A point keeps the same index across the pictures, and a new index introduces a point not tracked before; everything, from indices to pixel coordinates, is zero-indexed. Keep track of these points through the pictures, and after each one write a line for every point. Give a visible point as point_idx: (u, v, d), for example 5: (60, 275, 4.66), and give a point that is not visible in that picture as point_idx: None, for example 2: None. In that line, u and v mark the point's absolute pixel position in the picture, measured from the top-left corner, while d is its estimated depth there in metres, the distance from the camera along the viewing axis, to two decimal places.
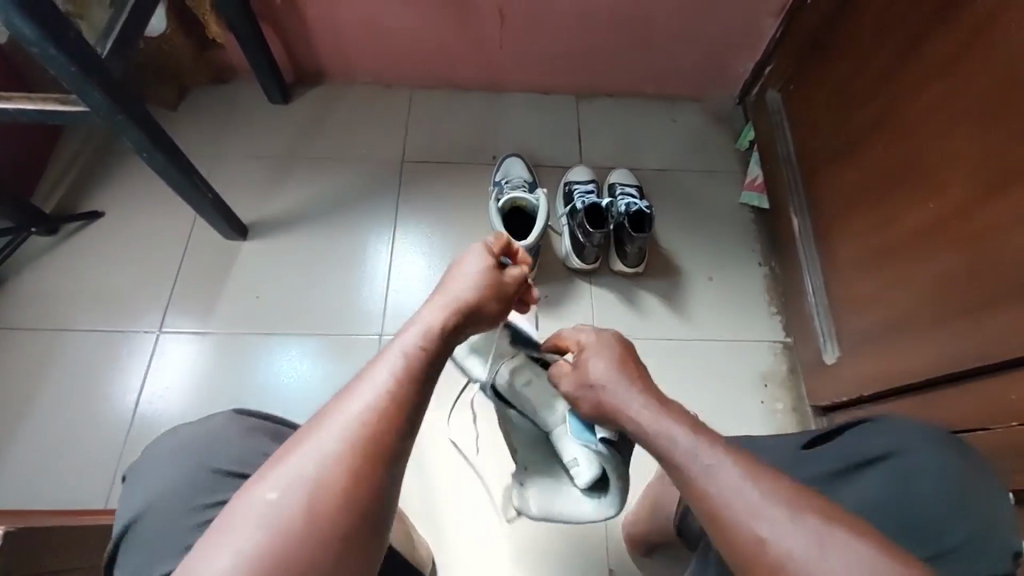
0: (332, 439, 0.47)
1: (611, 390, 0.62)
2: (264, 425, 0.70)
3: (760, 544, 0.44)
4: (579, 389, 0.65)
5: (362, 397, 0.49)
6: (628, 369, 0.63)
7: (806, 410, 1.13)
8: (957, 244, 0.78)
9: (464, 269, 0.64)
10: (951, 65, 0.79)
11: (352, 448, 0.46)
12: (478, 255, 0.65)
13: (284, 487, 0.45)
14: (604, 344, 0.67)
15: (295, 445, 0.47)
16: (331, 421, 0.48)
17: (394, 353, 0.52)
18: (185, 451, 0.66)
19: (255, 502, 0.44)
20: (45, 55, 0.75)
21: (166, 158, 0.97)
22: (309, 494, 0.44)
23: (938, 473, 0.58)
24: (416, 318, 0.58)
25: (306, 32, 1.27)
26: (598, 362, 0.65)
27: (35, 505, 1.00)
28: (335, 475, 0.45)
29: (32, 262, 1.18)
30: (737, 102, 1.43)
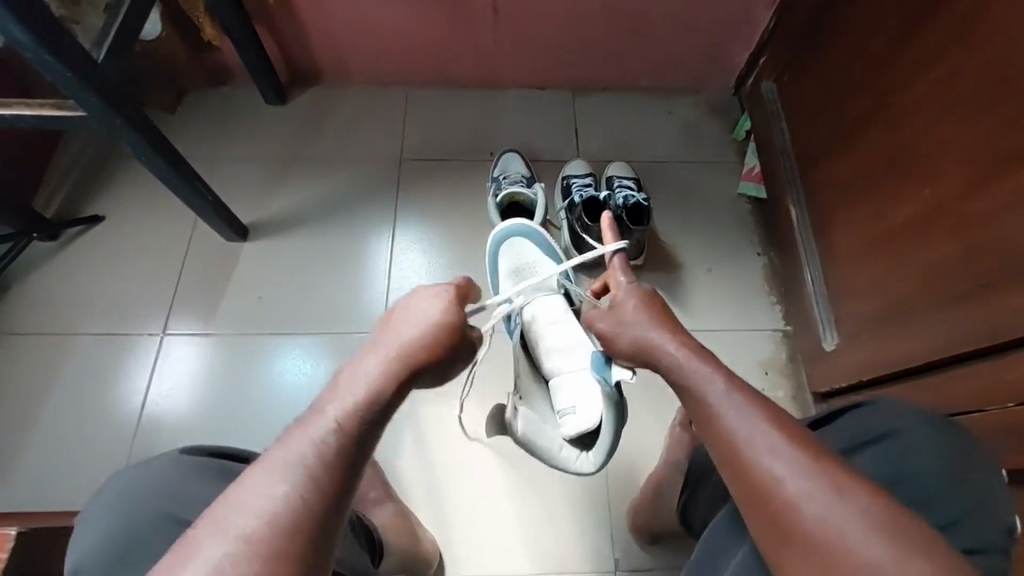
0: (295, 470, 0.46)
1: (643, 332, 0.61)
2: (210, 462, 0.68)
3: (768, 514, 0.45)
4: (611, 326, 0.65)
5: (318, 428, 0.49)
6: (656, 313, 0.63)
7: (806, 397, 1.14)
8: (952, 230, 0.78)
9: (415, 312, 0.57)
10: (944, 51, 0.79)
11: (312, 483, 0.46)
12: (429, 299, 0.58)
13: (248, 519, 0.44)
14: (636, 291, 0.65)
15: (259, 472, 0.46)
16: (260, 483, 0.46)
17: (331, 414, 0.49)
18: (126, 498, 0.64)
19: (218, 530, 0.44)
20: (40, 60, 0.75)
21: (164, 161, 0.97)
22: (270, 526, 0.44)
23: (935, 453, 0.59)
24: (355, 372, 0.53)
25: (302, 33, 1.27)
26: (629, 303, 0.64)
27: (42, 508, 1.01)
28: (296, 509, 0.45)
29: (35, 267, 1.19)
30: (733, 93, 1.43)
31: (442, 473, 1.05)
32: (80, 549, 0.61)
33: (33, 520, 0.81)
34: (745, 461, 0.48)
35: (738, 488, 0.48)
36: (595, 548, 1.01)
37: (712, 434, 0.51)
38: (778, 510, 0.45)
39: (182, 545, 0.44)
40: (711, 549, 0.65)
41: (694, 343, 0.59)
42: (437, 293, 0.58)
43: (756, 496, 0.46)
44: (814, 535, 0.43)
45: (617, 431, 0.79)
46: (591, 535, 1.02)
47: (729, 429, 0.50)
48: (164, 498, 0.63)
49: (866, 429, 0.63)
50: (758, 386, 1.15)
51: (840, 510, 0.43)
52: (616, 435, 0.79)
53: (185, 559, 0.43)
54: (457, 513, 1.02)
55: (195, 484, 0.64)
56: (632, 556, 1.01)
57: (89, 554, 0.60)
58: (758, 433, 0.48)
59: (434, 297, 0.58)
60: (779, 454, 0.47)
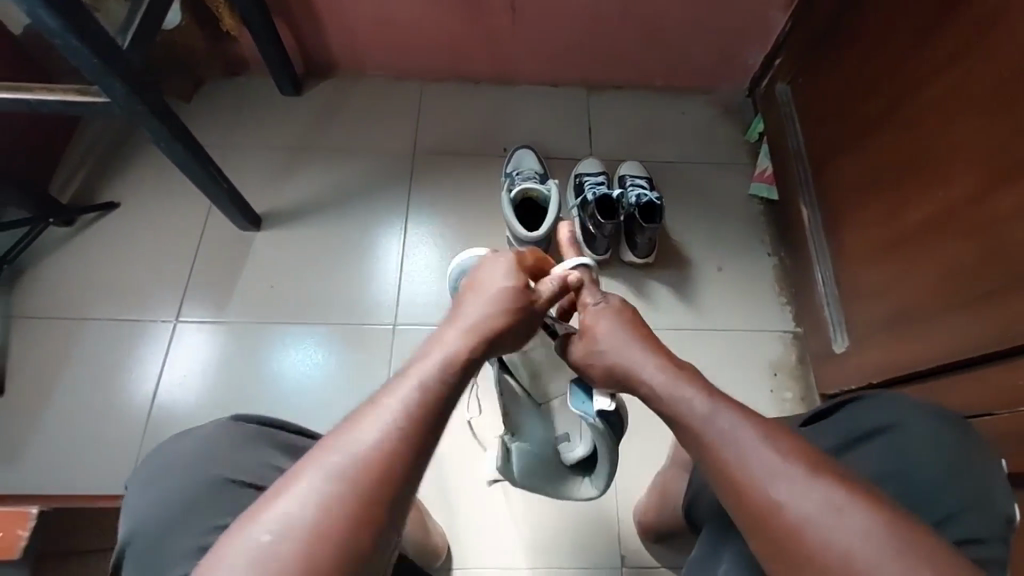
0: (391, 417, 0.47)
1: (622, 350, 0.62)
2: (265, 431, 0.68)
3: (771, 523, 0.45)
4: (588, 351, 0.65)
5: (414, 378, 0.50)
6: (632, 328, 0.64)
7: (814, 399, 1.15)
8: (965, 235, 0.79)
9: (491, 286, 0.61)
10: (959, 58, 0.80)
11: (404, 430, 0.46)
12: (505, 273, 0.63)
13: (344, 461, 0.44)
14: (610, 309, 0.67)
15: (356, 419, 0.47)
16: (348, 436, 0.46)
17: (422, 368, 0.51)
18: (186, 464, 0.64)
19: (316, 468, 0.44)
20: (68, 46, 0.76)
21: (184, 149, 0.98)
22: (364, 469, 0.44)
23: (950, 455, 0.59)
24: (440, 338, 0.56)
25: (319, 25, 1.28)
26: (603, 321, 0.66)
27: (54, 489, 1.02)
28: (389, 456, 0.45)
29: (50, 252, 1.20)
30: (746, 95, 1.44)
31: (452, 465, 1.06)
32: (141, 512, 0.61)
33: (49, 500, 0.82)
34: (744, 483, 0.47)
35: (733, 506, 0.48)
36: (601, 545, 1.02)
37: (707, 452, 0.50)
38: (779, 531, 0.45)
39: (277, 485, 0.44)
40: (717, 545, 0.65)
41: (675, 364, 0.58)
42: (506, 269, 0.64)
43: (753, 510, 0.46)
44: (818, 555, 0.43)
45: (612, 461, 0.75)
46: (596, 534, 1.02)
47: (744, 425, 0.50)
48: (224, 467, 0.63)
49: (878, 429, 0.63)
50: (766, 387, 1.15)
51: (857, 509, 0.43)
52: (612, 464, 0.75)
53: (281, 495, 0.43)
54: (466, 506, 1.03)
55: (255, 456, 0.65)
56: (639, 554, 1.01)
57: (152, 516, 0.61)
58: (754, 451, 0.48)
59: (501, 268, 0.64)
60: (781, 475, 0.46)
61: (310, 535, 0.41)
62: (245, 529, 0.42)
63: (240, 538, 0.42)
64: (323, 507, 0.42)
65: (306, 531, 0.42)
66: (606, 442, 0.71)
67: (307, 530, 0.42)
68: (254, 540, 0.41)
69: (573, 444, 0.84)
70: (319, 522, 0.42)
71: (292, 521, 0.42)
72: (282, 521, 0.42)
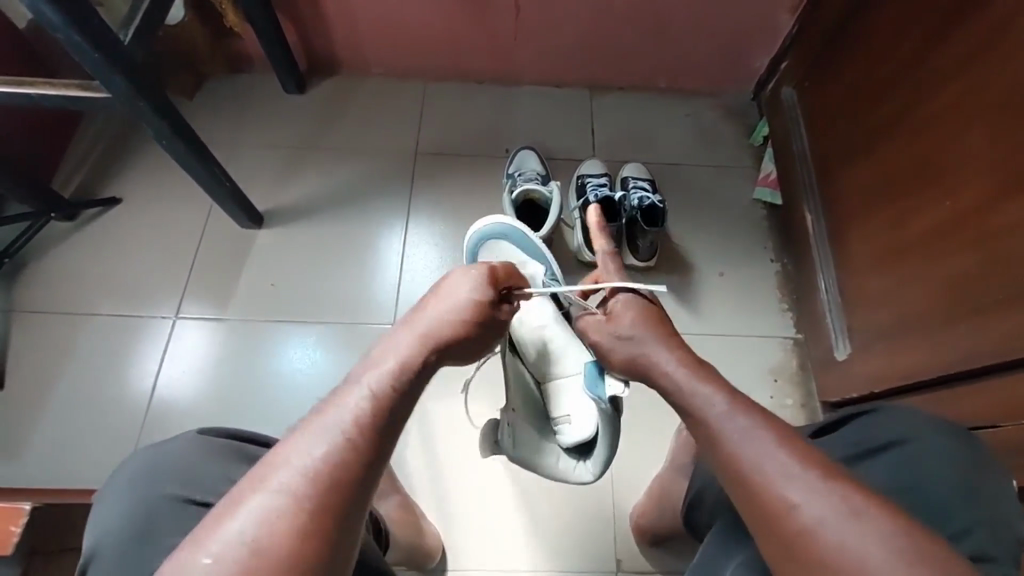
0: (335, 430, 0.46)
1: (635, 342, 0.61)
2: (232, 445, 0.68)
3: (786, 531, 0.43)
4: (608, 339, 0.64)
5: (360, 391, 0.49)
6: (654, 326, 0.62)
7: (815, 406, 1.13)
8: (972, 243, 0.77)
9: (449, 298, 0.56)
10: (968, 64, 0.79)
11: (352, 444, 0.46)
12: (466, 280, 0.57)
13: (290, 475, 0.44)
14: (632, 303, 0.64)
15: (300, 431, 0.47)
16: (287, 452, 0.45)
17: (365, 389, 0.49)
18: (144, 481, 0.64)
19: (260, 488, 0.43)
20: (70, 41, 0.76)
21: (184, 145, 0.98)
22: (308, 482, 0.44)
23: (952, 467, 0.58)
24: (387, 349, 0.53)
25: (322, 23, 1.27)
26: (627, 316, 0.63)
27: (48, 484, 1.02)
28: (334, 469, 0.44)
29: (52, 246, 1.20)
30: (752, 98, 1.43)
31: (449, 466, 1.05)
32: (100, 529, 0.61)
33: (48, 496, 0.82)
34: (755, 486, 0.46)
35: (743, 503, 0.47)
36: (598, 548, 1.01)
37: (719, 452, 0.50)
38: (788, 535, 0.43)
39: (222, 504, 0.44)
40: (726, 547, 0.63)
41: (691, 362, 0.58)
42: (473, 279, 0.57)
43: (770, 514, 0.44)
44: (831, 558, 0.41)
45: (612, 444, 0.74)
46: (593, 536, 1.02)
47: (746, 433, 0.49)
48: (180, 483, 0.63)
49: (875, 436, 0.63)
50: (767, 394, 1.14)
51: (866, 523, 0.42)
52: (609, 451, 0.74)
53: (226, 514, 0.43)
54: (460, 509, 1.02)
55: (217, 470, 0.64)
56: (636, 559, 1.01)
57: (107, 535, 0.61)
58: (766, 457, 0.46)
59: (465, 274, 0.58)
60: (793, 475, 0.45)
61: (255, 553, 0.41)
62: (191, 553, 0.41)
63: (186, 561, 0.41)
64: (267, 522, 0.42)
65: (252, 549, 0.41)
66: (607, 426, 0.73)
67: (251, 546, 0.41)
68: (201, 561, 0.41)
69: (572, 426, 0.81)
70: (264, 538, 0.41)
71: (238, 539, 0.41)
72: (226, 540, 0.41)
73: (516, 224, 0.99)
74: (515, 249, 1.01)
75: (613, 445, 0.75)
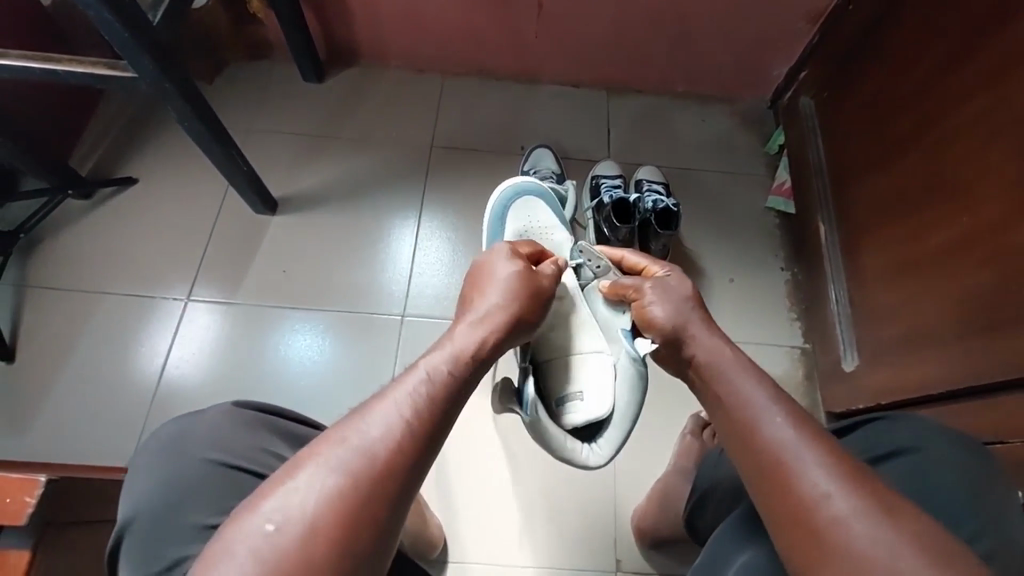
0: (395, 413, 0.47)
1: (683, 308, 0.62)
2: (263, 417, 0.70)
3: (800, 535, 0.44)
4: (657, 296, 0.64)
5: (419, 373, 0.51)
6: (694, 305, 0.62)
7: (819, 416, 1.14)
8: (986, 261, 0.78)
9: (494, 281, 0.62)
10: (989, 84, 0.79)
11: (410, 427, 0.47)
12: (505, 261, 0.64)
13: (348, 454, 0.45)
14: (680, 278, 0.66)
15: (364, 413, 0.48)
16: (350, 433, 0.46)
17: (419, 375, 0.51)
18: (180, 449, 0.65)
19: (319, 463, 0.45)
20: (101, 19, 0.77)
21: (205, 127, 0.98)
22: (365, 462, 0.45)
23: (964, 478, 0.58)
24: (448, 336, 0.56)
25: (345, 14, 1.28)
26: (680, 284, 0.65)
27: (60, 458, 1.03)
28: (392, 453, 0.46)
29: (69, 223, 1.21)
30: (768, 106, 1.43)
31: (456, 456, 1.06)
32: (136, 495, 0.62)
33: (57, 470, 0.82)
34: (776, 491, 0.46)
35: (764, 500, 0.47)
36: (599, 546, 1.02)
37: (742, 452, 0.50)
38: (816, 529, 0.43)
39: (282, 470, 0.45)
40: (738, 542, 0.60)
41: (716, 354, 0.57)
42: (506, 257, 0.65)
43: (782, 514, 0.45)
44: (846, 565, 0.41)
45: (635, 415, 0.73)
46: (595, 538, 1.02)
47: (764, 432, 0.49)
48: (220, 450, 0.65)
49: (885, 445, 0.63)
50: None
51: (884, 532, 0.42)
52: (629, 424, 0.74)
53: (282, 484, 0.44)
54: (465, 501, 1.03)
55: (253, 441, 0.66)
56: (636, 559, 1.01)
57: (145, 501, 0.62)
58: (781, 461, 0.47)
59: (507, 261, 0.64)
60: (809, 481, 0.45)
61: (311, 528, 0.42)
62: (249, 518, 0.43)
63: (246, 525, 0.42)
64: (325, 499, 0.43)
65: (308, 524, 0.42)
66: (635, 388, 0.72)
67: (309, 520, 0.42)
68: (262, 529, 0.42)
69: (587, 403, 0.77)
70: (325, 513, 0.43)
71: (295, 511, 0.43)
72: (284, 510, 0.43)
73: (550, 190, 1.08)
74: (550, 213, 1.06)
75: (635, 415, 0.74)
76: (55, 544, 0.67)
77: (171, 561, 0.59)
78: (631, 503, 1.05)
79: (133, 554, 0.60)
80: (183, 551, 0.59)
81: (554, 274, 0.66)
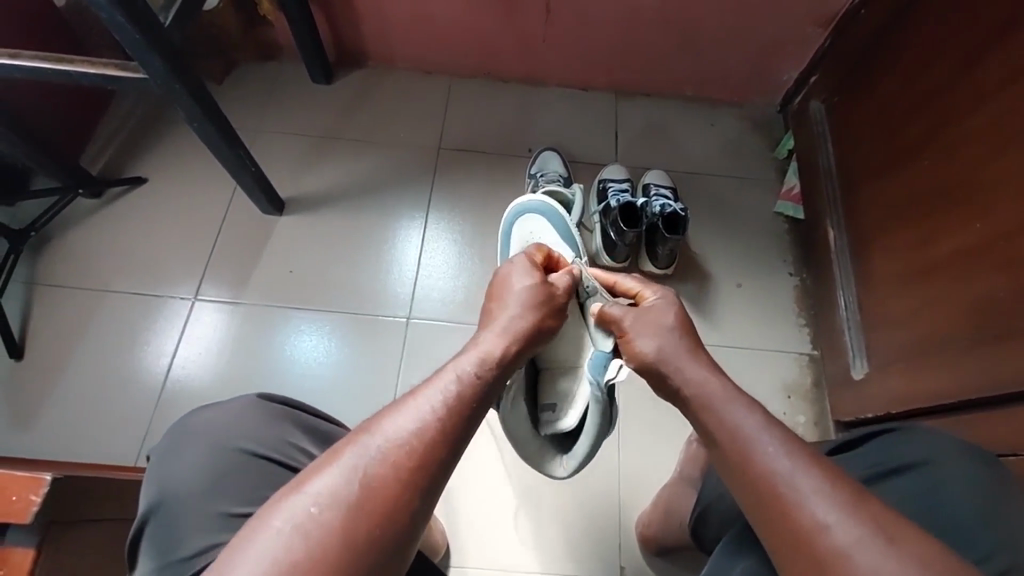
0: (428, 410, 0.47)
1: (671, 337, 0.60)
2: (287, 411, 0.70)
3: (812, 547, 0.43)
4: (641, 328, 0.63)
5: (448, 375, 0.50)
6: (684, 329, 0.62)
7: (827, 424, 1.13)
8: (1000, 268, 0.76)
9: (516, 286, 0.62)
10: (1005, 87, 0.77)
11: (442, 424, 0.47)
12: (525, 269, 0.65)
13: (387, 443, 0.45)
14: (668, 304, 0.64)
15: (396, 408, 0.47)
16: (381, 429, 0.46)
17: (447, 378, 0.50)
18: (205, 437, 0.65)
19: (358, 450, 0.45)
20: (112, 20, 0.77)
21: (215, 128, 0.98)
22: (404, 452, 0.45)
23: (976, 491, 0.57)
24: (474, 343, 0.56)
25: (354, 16, 1.28)
26: (668, 313, 0.63)
27: (67, 457, 1.03)
28: (426, 445, 0.46)
29: (78, 222, 1.21)
30: (779, 110, 1.42)
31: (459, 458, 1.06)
32: (161, 480, 0.63)
33: (65, 468, 0.83)
34: (785, 502, 0.45)
35: (769, 505, 0.47)
36: (603, 553, 1.01)
37: (739, 470, 0.49)
38: (818, 551, 0.43)
39: (318, 461, 0.45)
40: (737, 553, 0.60)
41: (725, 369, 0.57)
42: (526, 267, 0.65)
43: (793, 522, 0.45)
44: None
45: (597, 441, 0.68)
46: (596, 545, 1.01)
47: (772, 438, 0.49)
48: (247, 439, 0.65)
49: (896, 458, 0.62)
50: (779, 409, 1.14)
51: (890, 548, 0.41)
52: (591, 449, 0.69)
53: (316, 472, 0.44)
54: (470, 505, 1.03)
55: (278, 433, 0.67)
56: (639, 567, 1.00)
57: (169, 486, 0.62)
58: (791, 469, 0.46)
59: (529, 270, 0.64)
60: (821, 493, 0.44)
61: (353, 507, 0.42)
62: (292, 499, 0.42)
63: (287, 505, 0.42)
64: (363, 483, 0.43)
65: (350, 504, 0.42)
66: (597, 415, 0.67)
67: (352, 501, 0.42)
68: (309, 511, 0.41)
69: (562, 417, 0.75)
70: (366, 497, 0.43)
71: (338, 494, 0.42)
72: (328, 492, 0.43)
73: (556, 206, 1.03)
74: (551, 230, 1.04)
75: (595, 443, 0.69)
76: (59, 541, 0.66)
77: (188, 551, 0.59)
78: (636, 510, 1.04)
79: (155, 539, 0.61)
80: (200, 540, 0.59)
81: (569, 284, 0.66)
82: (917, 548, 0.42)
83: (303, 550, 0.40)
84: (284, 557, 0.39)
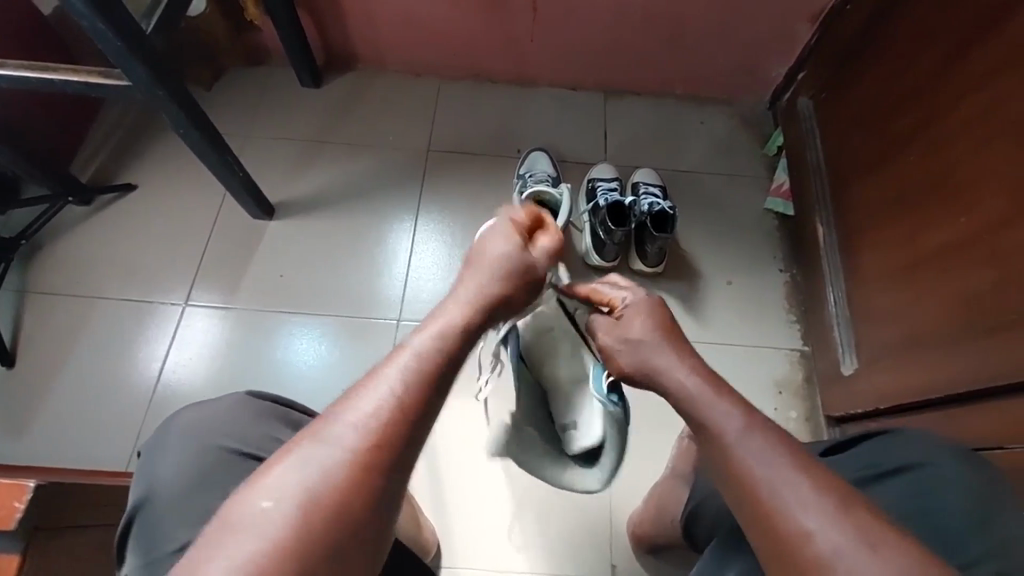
0: (387, 390, 0.47)
1: (650, 337, 0.63)
2: (276, 409, 0.70)
3: (782, 540, 0.44)
4: (618, 339, 0.66)
5: (408, 350, 0.50)
6: (661, 326, 0.64)
7: (818, 420, 1.12)
8: (987, 261, 0.76)
9: (490, 255, 0.62)
10: (992, 79, 0.77)
11: (400, 400, 0.47)
12: (502, 237, 0.64)
13: (347, 431, 0.45)
14: (644, 308, 0.67)
15: (356, 394, 0.47)
16: (341, 418, 0.46)
17: (407, 353, 0.50)
18: (195, 435, 0.66)
19: (319, 440, 0.45)
20: (93, 28, 0.78)
21: (200, 135, 0.99)
22: (361, 436, 0.45)
23: (963, 488, 0.57)
24: (438, 311, 0.55)
25: (341, 19, 1.28)
26: (641, 317, 0.66)
27: (59, 463, 1.04)
28: (385, 426, 0.46)
29: (69, 230, 1.22)
30: (768, 107, 1.42)
31: (450, 458, 1.06)
32: (151, 477, 0.63)
33: (53, 475, 0.83)
34: (759, 497, 0.46)
35: (744, 500, 0.47)
36: (595, 552, 1.01)
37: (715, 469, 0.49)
38: (788, 542, 0.43)
39: (280, 451, 0.46)
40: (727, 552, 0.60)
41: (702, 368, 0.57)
42: (504, 234, 0.65)
43: (767, 516, 0.45)
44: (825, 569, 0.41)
45: (620, 446, 0.92)
46: (587, 544, 1.01)
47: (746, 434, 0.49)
48: (235, 439, 0.65)
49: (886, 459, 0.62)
50: (770, 406, 1.13)
51: (859, 539, 0.42)
52: (618, 455, 0.93)
53: (278, 462, 0.44)
54: (461, 504, 1.03)
55: (266, 431, 0.67)
56: (630, 565, 1.00)
57: (158, 484, 0.63)
58: (764, 464, 0.47)
59: (504, 238, 0.64)
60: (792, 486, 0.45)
61: (314, 502, 0.42)
62: (249, 494, 0.43)
63: (247, 502, 0.42)
64: (325, 476, 0.43)
65: (321, 502, 0.42)
66: (614, 428, 0.89)
67: (310, 493, 0.42)
68: (258, 504, 0.42)
69: (584, 439, 0.93)
70: (322, 486, 0.43)
71: (295, 485, 0.43)
72: (284, 486, 0.43)
73: None
74: None
75: (618, 449, 0.93)
76: (45, 546, 0.66)
77: (176, 546, 0.60)
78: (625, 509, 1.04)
79: (142, 535, 0.61)
80: (188, 536, 0.60)
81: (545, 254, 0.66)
82: (887, 540, 0.42)
83: (257, 545, 0.40)
84: (242, 554, 0.40)
